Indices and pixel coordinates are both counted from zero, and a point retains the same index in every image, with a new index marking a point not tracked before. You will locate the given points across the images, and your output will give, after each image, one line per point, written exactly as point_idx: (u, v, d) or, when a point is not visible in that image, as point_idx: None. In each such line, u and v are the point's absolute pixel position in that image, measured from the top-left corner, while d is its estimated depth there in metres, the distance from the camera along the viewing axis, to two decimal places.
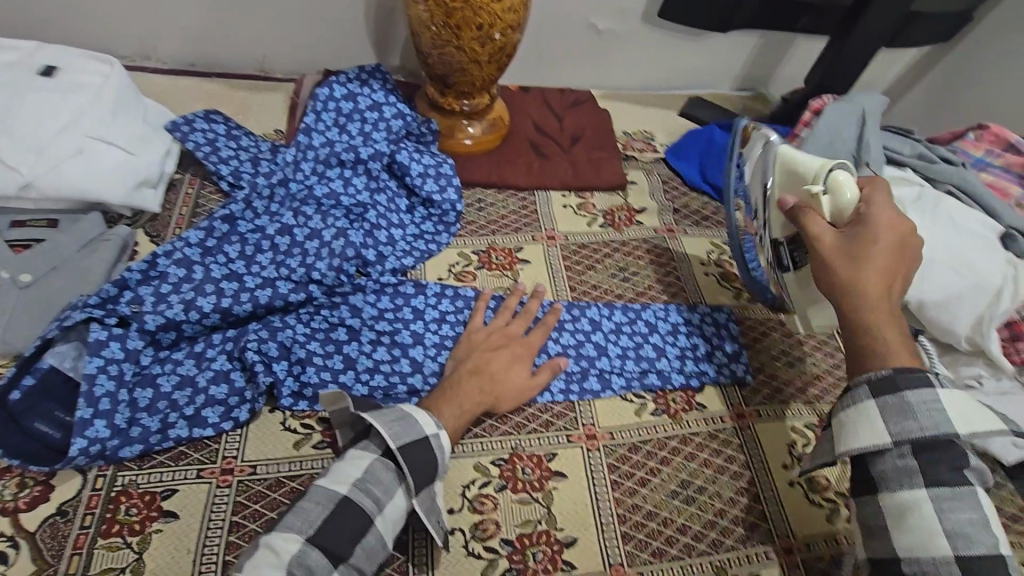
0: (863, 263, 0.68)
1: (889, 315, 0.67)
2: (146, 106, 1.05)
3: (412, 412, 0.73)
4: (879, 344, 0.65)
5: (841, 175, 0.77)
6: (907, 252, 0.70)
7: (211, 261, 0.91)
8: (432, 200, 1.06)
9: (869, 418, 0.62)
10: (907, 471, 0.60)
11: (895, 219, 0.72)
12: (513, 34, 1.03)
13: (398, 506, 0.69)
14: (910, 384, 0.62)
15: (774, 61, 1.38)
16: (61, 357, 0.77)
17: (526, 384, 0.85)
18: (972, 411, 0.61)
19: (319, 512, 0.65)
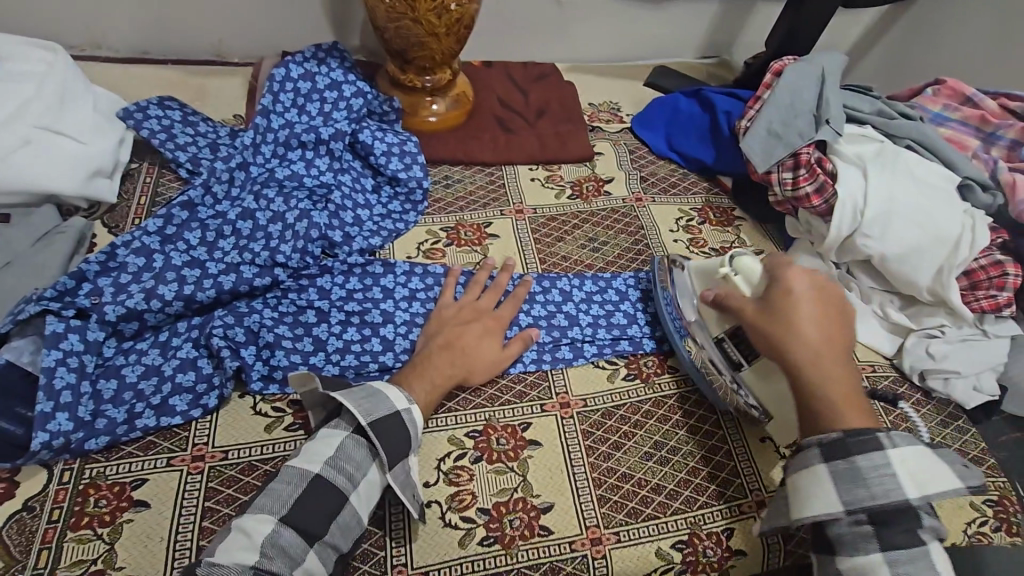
0: (794, 330, 0.71)
1: (834, 376, 0.68)
2: (96, 94, 1.02)
3: (382, 387, 0.72)
4: (829, 409, 0.66)
5: (743, 257, 0.82)
6: (831, 308, 0.74)
7: (171, 248, 0.89)
8: (398, 178, 1.05)
9: (823, 487, 0.63)
10: (861, 532, 0.61)
11: (809, 279, 0.76)
12: (470, 6, 1.02)
13: (371, 482, 0.69)
14: (860, 448, 0.63)
15: (738, 26, 1.38)
16: (18, 352, 0.76)
17: (498, 356, 0.85)
18: (925, 471, 0.61)
19: (291, 491, 0.64)
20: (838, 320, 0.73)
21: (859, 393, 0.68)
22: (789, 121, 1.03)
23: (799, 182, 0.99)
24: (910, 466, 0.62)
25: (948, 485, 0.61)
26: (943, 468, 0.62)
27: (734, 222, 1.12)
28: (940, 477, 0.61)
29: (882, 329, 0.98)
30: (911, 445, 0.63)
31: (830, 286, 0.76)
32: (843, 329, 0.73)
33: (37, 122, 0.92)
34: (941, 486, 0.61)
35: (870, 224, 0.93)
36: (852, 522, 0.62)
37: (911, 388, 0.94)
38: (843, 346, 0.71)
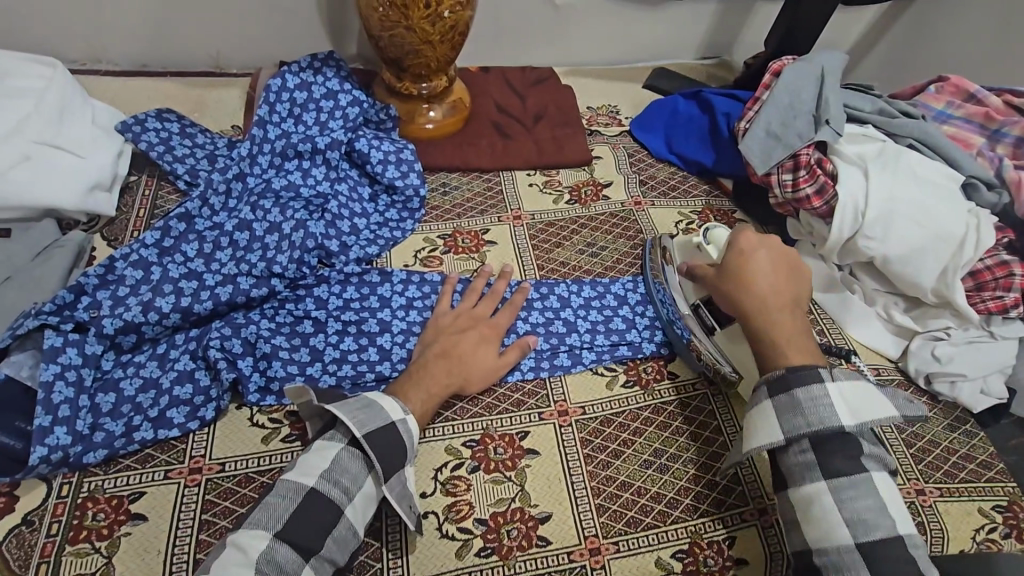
0: (746, 287, 0.78)
1: (784, 323, 0.75)
2: (95, 108, 1.02)
3: (378, 398, 0.72)
4: (776, 352, 0.73)
5: (717, 230, 0.93)
6: (784, 265, 0.80)
7: (168, 260, 0.89)
8: (395, 186, 1.05)
9: (766, 415, 0.68)
10: (806, 463, 0.65)
11: (764, 240, 0.83)
12: (463, 12, 1.02)
13: (367, 493, 0.69)
14: (798, 381, 0.68)
15: (737, 26, 1.37)
16: (18, 366, 0.76)
17: (495, 364, 0.85)
18: (860, 400, 0.67)
19: (285, 505, 0.64)
20: (791, 275, 0.80)
21: (807, 338, 0.74)
22: (788, 122, 1.02)
23: (799, 183, 0.98)
24: (847, 397, 0.67)
25: (878, 412, 0.66)
26: (876, 397, 0.67)
27: (735, 224, 1.11)
28: (874, 406, 0.67)
29: (886, 331, 0.96)
30: (848, 378, 0.68)
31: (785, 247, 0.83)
32: (797, 282, 0.79)
33: (37, 137, 0.93)
34: (873, 413, 0.66)
35: (871, 226, 0.92)
36: (798, 448, 0.66)
37: (916, 392, 0.92)
38: (793, 298, 0.78)
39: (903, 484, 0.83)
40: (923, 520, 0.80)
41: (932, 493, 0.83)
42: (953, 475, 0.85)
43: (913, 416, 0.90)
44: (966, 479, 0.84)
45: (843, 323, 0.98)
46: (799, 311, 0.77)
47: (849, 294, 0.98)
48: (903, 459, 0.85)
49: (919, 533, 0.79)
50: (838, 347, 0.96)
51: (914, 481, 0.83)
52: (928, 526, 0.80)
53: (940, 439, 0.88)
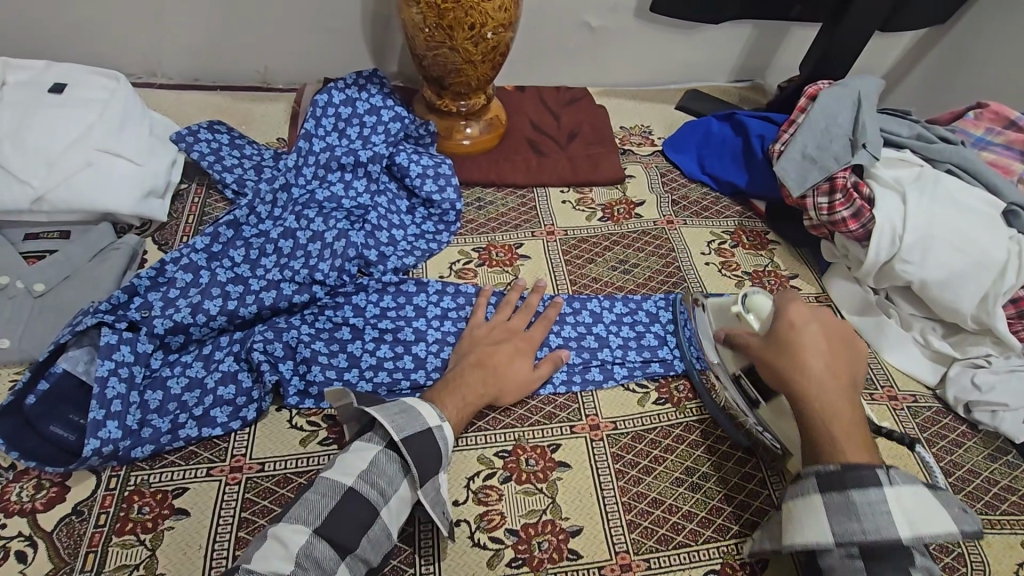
0: (798, 359, 0.74)
1: (838, 410, 0.70)
2: (153, 119, 1.08)
3: (415, 404, 0.74)
4: (829, 434, 0.68)
5: (756, 296, 0.86)
6: (837, 338, 0.76)
7: (217, 265, 0.93)
8: (432, 200, 1.08)
9: (816, 515, 0.64)
10: (852, 570, 0.61)
11: (814, 310, 0.79)
12: (505, 33, 1.05)
13: (402, 497, 0.70)
14: (855, 483, 0.63)
15: (770, 50, 1.38)
16: (74, 362, 0.80)
17: (528, 377, 0.86)
18: (920, 511, 0.62)
19: (325, 503, 0.65)
20: (845, 351, 0.75)
21: (861, 426, 0.69)
22: (825, 147, 1.02)
23: (835, 207, 0.98)
24: (905, 504, 0.62)
25: (939, 524, 0.62)
26: (936, 509, 0.63)
27: (768, 245, 1.11)
28: (933, 519, 0.62)
29: (924, 357, 0.95)
30: (907, 484, 0.63)
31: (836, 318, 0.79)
32: (850, 359, 0.75)
33: (99, 145, 0.98)
34: (933, 527, 0.61)
35: (908, 250, 0.92)
36: (846, 554, 0.62)
37: (955, 420, 0.91)
38: (848, 379, 0.73)
39: None
40: (964, 552, 0.78)
41: None
42: (994, 507, 0.83)
43: (951, 444, 0.88)
44: (1008, 512, 0.82)
45: (879, 348, 0.97)
46: (853, 393, 0.72)
47: (886, 318, 0.98)
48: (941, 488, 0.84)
49: (959, 564, 0.77)
50: (873, 371, 0.95)
51: None
52: (968, 558, 0.78)
53: (981, 469, 0.86)
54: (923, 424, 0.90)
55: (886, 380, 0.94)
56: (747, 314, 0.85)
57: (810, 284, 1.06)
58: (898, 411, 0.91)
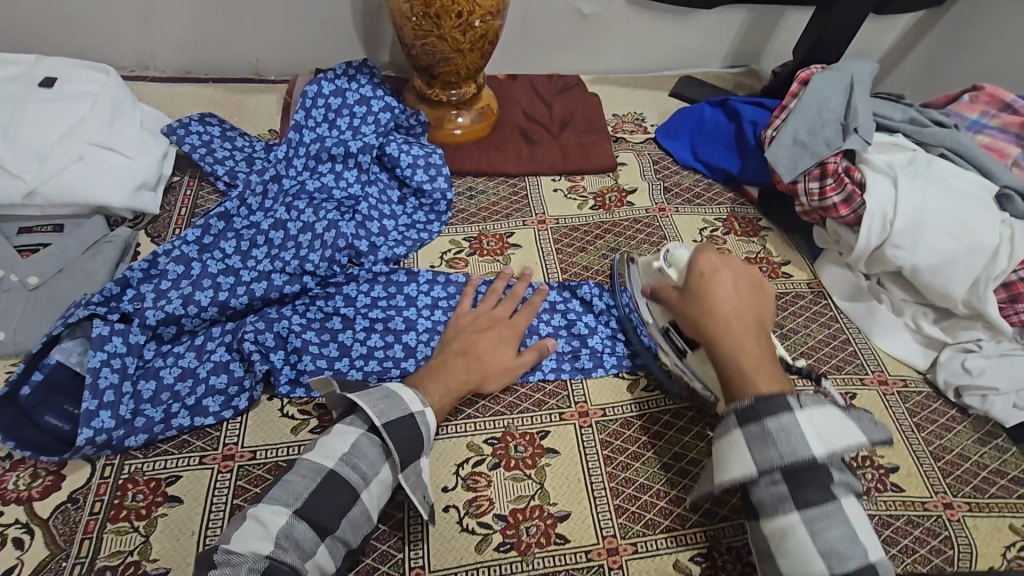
0: (711, 308, 0.78)
1: (750, 351, 0.74)
2: (144, 112, 1.08)
3: (398, 389, 0.75)
4: (742, 378, 0.72)
5: (677, 251, 0.88)
6: (746, 283, 0.81)
7: (208, 257, 0.94)
8: (423, 190, 1.08)
9: (738, 453, 0.67)
10: (778, 496, 0.64)
11: (726, 258, 0.83)
12: (494, 21, 1.04)
13: (382, 479, 0.71)
14: (768, 410, 0.66)
15: (765, 35, 1.37)
16: (67, 353, 0.81)
17: (512, 364, 0.86)
18: (828, 428, 0.65)
19: (305, 486, 0.66)
20: (752, 294, 0.80)
21: (771, 362, 0.74)
22: (816, 131, 1.02)
23: (827, 192, 0.97)
24: (816, 423, 0.65)
25: (848, 437, 0.65)
26: (844, 423, 0.66)
27: (761, 231, 1.11)
28: (842, 432, 0.65)
29: (915, 342, 0.95)
30: (815, 403, 0.67)
31: (747, 268, 0.84)
32: (757, 304, 0.80)
33: (90, 138, 0.98)
34: (843, 441, 0.64)
35: (900, 234, 0.91)
36: (769, 481, 0.65)
37: (945, 405, 0.91)
38: (756, 320, 0.78)
39: (929, 498, 0.82)
40: (950, 534, 0.79)
41: (960, 508, 0.81)
42: (983, 490, 0.83)
43: (941, 428, 0.88)
44: (996, 495, 0.82)
45: (870, 333, 0.97)
46: (763, 334, 0.77)
47: (877, 304, 0.98)
48: (930, 472, 0.84)
49: (946, 547, 0.78)
50: (864, 357, 0.95)
51: (942, 494, 0.82)
52: (955, 540, 0.78)
53: (970, 453, 0.86)
54: (912, 409, 0.90)
55: (876, 365, 0.94)
56: (667, 269, 0.87)
57: (802, 270, 1.06)
58: (888, 396, 0.91)
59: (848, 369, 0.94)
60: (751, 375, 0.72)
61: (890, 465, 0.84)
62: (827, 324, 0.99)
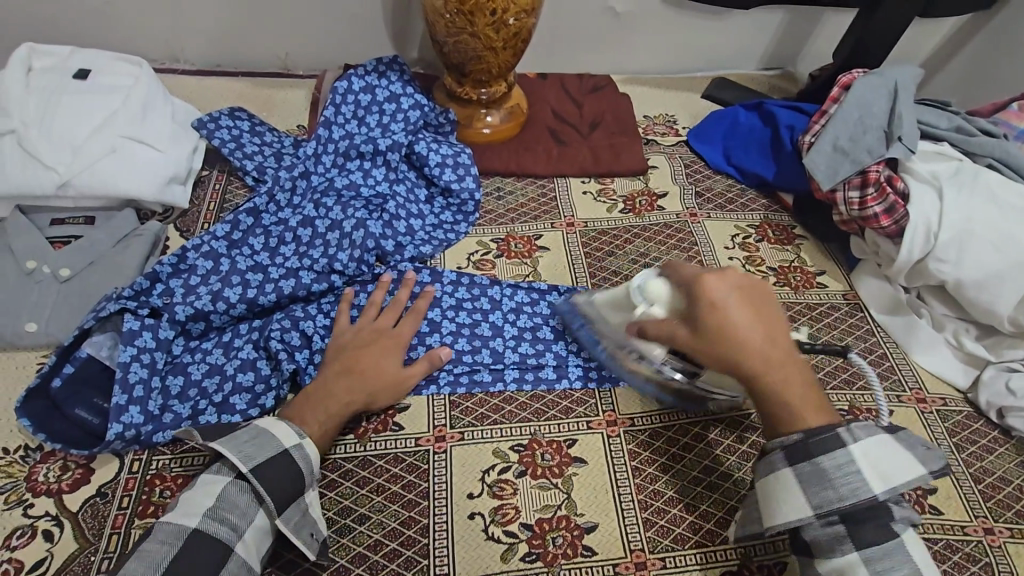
0: (739, 348, 0.65)
1: (788, 381, 0.66)
2: (175, 106, 1.08)
3: (268, 426, 0.71)
4: (790, 416, 0.65)
5: (649, 282, 0.75)
6: (758, 298, 0.69)
7: (236, 253, 0.93)
8: (451, 189, 1.07)
9: (790, 491, 0.63)
10: (835, 535, 0.61)
11: (724, 277, 0.70)
12: (528, 19, 1.02)
13: (259, 527, 0.66)
14: (821, 450, 0.62)
15: (801, 37, 1.34)
16: (98, 346, 0.81)
17: (397, 377, 0.83)
18: (887, 463, 0.62)
19: (165, 551, 0.60)
20: (766, 309, 0.69)
21: (813, 388, 0.67)
22: (858, 138, 0.98)
23: (867, 201, 0.94)
24: (876, 461, 0.62)
25: (907, 471, 0.61)
26: (903, 454, 0.62)
27: (795, 240, 1.08)
28: (900, 465, 0.62)
29: (956, 360, 0.92)
30: (870, 436, 0.63)
31: (751, 277, 0.71)
32: (776, 316, 0.69)
33: (121, 130, 0.98)
34: (903, 477, 0.61)
35: (943, 248, 0.89)
36: (825, 522, 0.62)
37: (986, 425, 0.88)
38: (787, 342, 0.68)
39: (969, 522, 0.79)
40: (991, 561, 0.76)
41: (1001, 533, 0.78)
42: None
43: (981, 449, 0.85)
44: None
45: (908, 349, 0.94)
46: (793, 349, 0.68)
47: (917, 318, 0.95)
48: (970, 495, 0.81)
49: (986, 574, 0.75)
50: (902, 373, 0.92)
51: (982, 518, 0.79)
52: (997, 567, 0.75)
53: (1012, 476, 0.83)
54: (952, 428, 0.87)
55: (914, 382, 0.91)
56: (648, 307, 0.74)
57: (837, 281, 1.03)
58: (926, 414, 0.88)
59: (884, 385, 0.91)
60: (795, 411, 0.65)
61: (928, 487, 0.81)
62: (863, 338, 0.96)
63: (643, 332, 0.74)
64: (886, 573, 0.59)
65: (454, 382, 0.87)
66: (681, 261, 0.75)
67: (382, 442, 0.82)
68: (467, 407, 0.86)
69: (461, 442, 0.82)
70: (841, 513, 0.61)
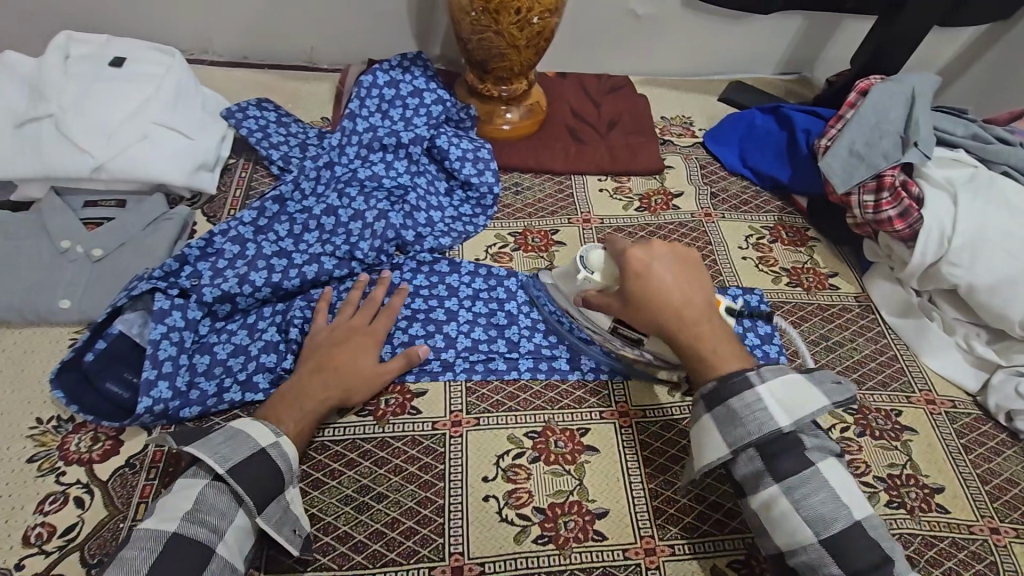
0: (656, 305, 0.77)
1: (704, 334, 0.75)
2: (205, 95, 1.11)
3: (242, 427, 0.71)
4: (706, 363, 0.74)
5: (591, 253, 0.85)
6: (679, 262, 0.81)
7: (263, 239, 0.96)
8: (470, 182, 1.09)
9: (710, 436, 0.70)
10: (756, 470, 0.68)
11: (649, 247, 0.81)
12: (551, 19, 1.04)
13: (240, 527, 0.66)
14: (730, 392, 0.70)
15: (819, 43, 1.35)
16: (129, 324, 0.84)
17: (373, 373, 0.83)
18: (792, 398, 0.68)
19: (144, 557, 0.60)
20: (690, 276, 0.80)
21: (728, 338, 0.76)
22: (873, 143, 1.00)
23: (882, 205, 0.96)
24: (780, 397, 0.68)
25: (811, 403, 0.68)
26: (807, 388, 0.69)
27: (808, 242, 1.10)
28: (805, 398, 0.68)
29: (965, 363, 0.93)
30: (775, 376, 0.70)
31: (673, 249, 0.82)
32: (699, 284, 0.80)
33: (154, 117, 1.01)
34: (807, 407, 0.68)
35: (957, 252, 0.90)
36: (745, 458, 0.69)
37: (994, 428, 0.89)
38: (703, 301, 0.78)
39: (975, 521, 0.80)
40: (996, 560, 0.77)
41: (1007, 533, 0.79)
42: None
43: (989, 451, 0.86)
44: None
45: (918, 351, 0.95)
46: (711, 310, 0.78)
47: (928, 321, 0.96)
48: (976, 495, 0.82)
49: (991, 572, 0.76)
50: (911, 374, 0.94)
51: (989, 518, 0.80)
52: (1001, 566, 0.77)
53: (1019, 479, 0.84)
54: (960, 430, 0.88)
55: (923, 384, 0.93)
56: (588, 276, 0.85)
57: (849, 283, 1.04)
58: (934, 415, 0.89)
59: (894, 386, 0.92)
60: (709, 358, 0.74)
61: (936, 486, 0.83)
62: (874, 339, 0.97)
63: (586, 298, 0.85)
64: (806, 499, 0.65)
65: (470, 370, 0.89)
66: (619, 236, 0.86)
67: (400, 425, 0.84)
68: (483, 394, 0.88)
69: (477, 428, 0.84)
70: (755, 447, 0.68)
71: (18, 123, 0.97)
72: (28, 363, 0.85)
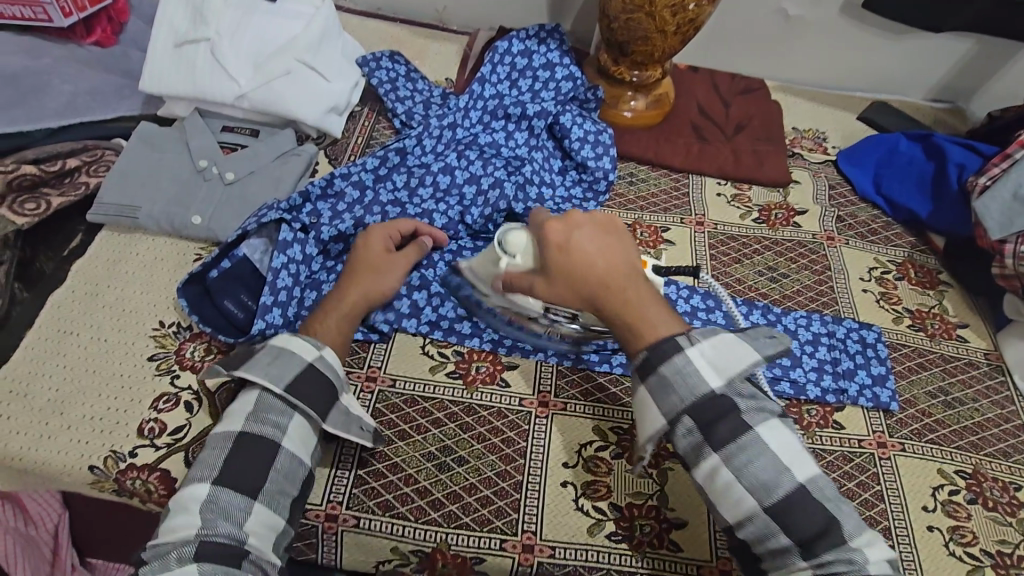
0: (582, 281, 0.71)
1: (630, 303, 0.70)
2: (345, 42, 1.13)
3: (286, 340, 0.73)
4: (631, 332, 0.70)
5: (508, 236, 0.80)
6: (602, 227, 0.75)
7: (381, 187, 0.98)
8: (587, 165, 1.06)
9: (646, 408, 0.68)
10: (698, 443, 0.65)
11: (567, 216, 0.76)
12: (706, 8, 0.99)
13: (302, 426, 0.70)
14: (659, 357, 0.67)
15: (986, 73, 1.23)
16: (253, 249, 0.88)
17: (393, 258, 0.86)
18: (723, 356, 0.66)
19: (218, 454, 0.66)
20: (615, 242, 0.74)
21: (656, 299, 0.71)
22: None
23: None
24: (710, 358, 0.66)
25: (742, 361, 0.66)
26: (737, 346, 0.67)
27: (938, 285, 1.01)
28: (737, 356, 0.66)
29: None
30: (708, 334, 0.68)
31: (594, 215, 0.77)
32: (620, 249, 0.74)
33: (299, 56, 1.04)
34: (738, 364, 0.66)
35: None
36: (684, 430, 0.66)
37: None
38: (628, 264, 0.73)
39: None
40: None
41: None
42: None
43: None
44: None
45: None
46: (635, 273, 0.72)
47: None
48: None
49: None
50: None
51: None
52: None
53: None
54: None
55: None
56: (511, 258, 0.79)
57: (979, 336, 0.96)
58: None
59: (1016, 458, 0.84)
60: (640, 326, 0.69)
61: None
62: (999, 404, 0.89)
63: (507, 280, 0.79)
64: (748, 468, 0.62)
65: (562, 354, 0.88)
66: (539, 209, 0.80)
67: (488, 395, 0.84)
68: (573, 380, 0.87)
69: (563, 412, 0.83)
70: (690, 416, 0.65)
71: (178, 43, 1.03)
72: (159, 270, 0.91)
